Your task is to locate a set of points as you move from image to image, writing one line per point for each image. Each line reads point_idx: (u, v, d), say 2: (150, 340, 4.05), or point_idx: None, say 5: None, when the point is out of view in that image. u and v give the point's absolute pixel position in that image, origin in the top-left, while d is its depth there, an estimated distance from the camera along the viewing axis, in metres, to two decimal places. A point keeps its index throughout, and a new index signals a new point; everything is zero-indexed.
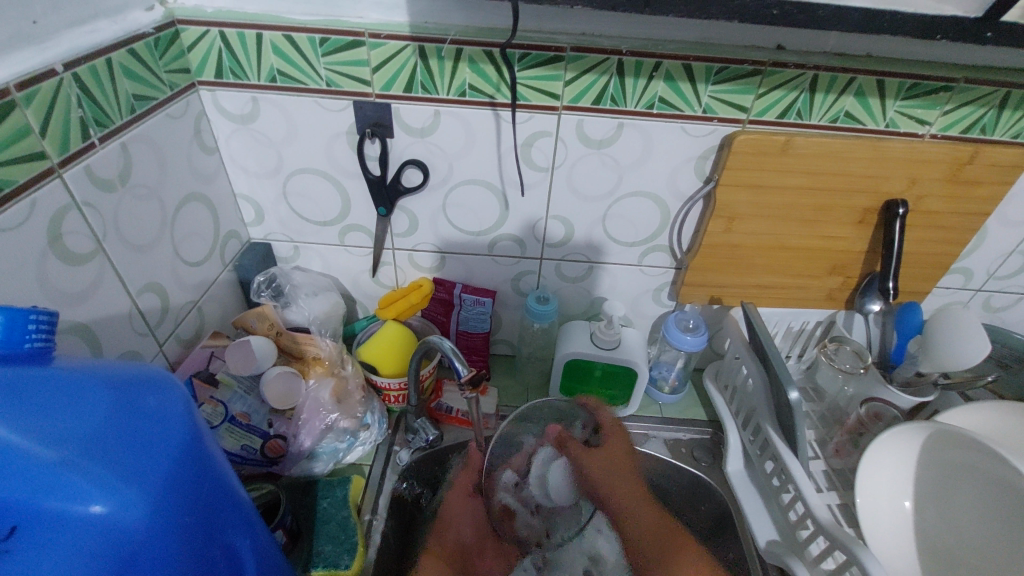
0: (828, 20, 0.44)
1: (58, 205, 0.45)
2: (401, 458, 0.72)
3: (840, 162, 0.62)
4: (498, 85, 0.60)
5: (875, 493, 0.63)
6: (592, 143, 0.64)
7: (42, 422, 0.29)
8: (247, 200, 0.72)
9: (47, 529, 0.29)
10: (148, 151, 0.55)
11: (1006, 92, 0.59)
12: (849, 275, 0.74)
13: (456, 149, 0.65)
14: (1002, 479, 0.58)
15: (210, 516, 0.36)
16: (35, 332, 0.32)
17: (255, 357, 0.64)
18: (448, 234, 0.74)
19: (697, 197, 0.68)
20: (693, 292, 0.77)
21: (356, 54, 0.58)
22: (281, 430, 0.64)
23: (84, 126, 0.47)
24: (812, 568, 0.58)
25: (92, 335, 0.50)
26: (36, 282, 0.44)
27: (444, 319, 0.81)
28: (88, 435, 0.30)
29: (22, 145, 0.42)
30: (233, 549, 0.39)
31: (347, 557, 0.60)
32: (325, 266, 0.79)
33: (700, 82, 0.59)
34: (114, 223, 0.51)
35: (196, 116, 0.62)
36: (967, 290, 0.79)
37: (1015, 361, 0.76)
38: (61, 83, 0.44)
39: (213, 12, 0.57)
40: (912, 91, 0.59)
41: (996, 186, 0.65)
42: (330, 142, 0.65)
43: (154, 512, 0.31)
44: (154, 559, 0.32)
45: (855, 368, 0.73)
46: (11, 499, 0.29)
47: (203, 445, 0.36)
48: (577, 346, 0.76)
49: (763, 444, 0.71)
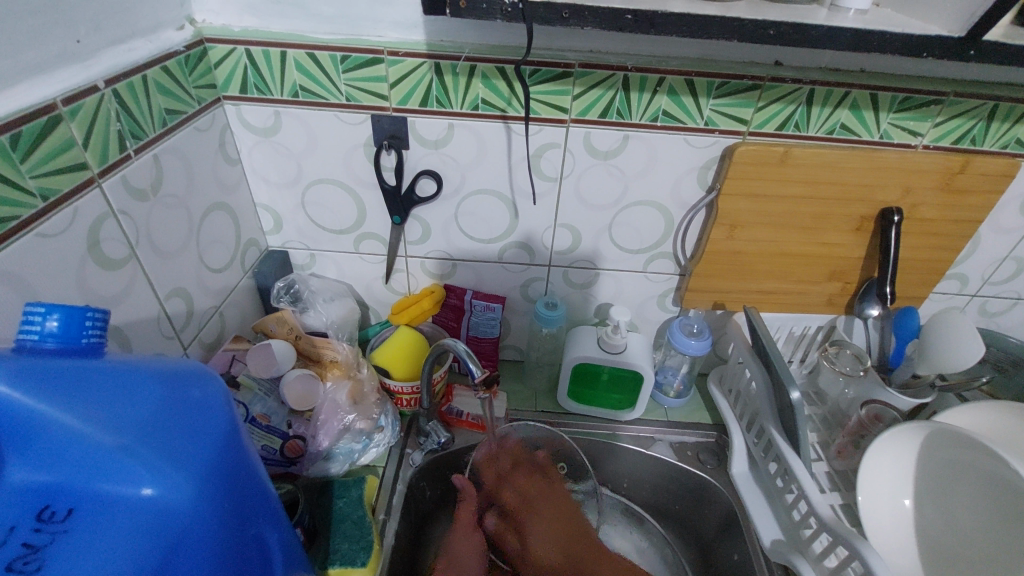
0: (822, 40, 0.47)
1: (97, 213, 0.48)
2: (414, 459, 0.75)
3: (837, 171, 0.65)
4: (509, 100, 0.63)
5: (876, 490, 0.65)
6: (599, 154, 0.67)
7: (98, 412, 0.32)
8: (266, 210, 0.75)
9: (100, 512, 0.32)
10: (177, 161, 0.58)
11: (993, 104, 0.62)
12: (849, 281, 0.76)
13: (469, 160, 0.68)
14: (994, 473, 0.60)
15: (246, 505, 0.38)
16: (91, 327, 0.34)
17: (276, 359, 0.68)
18: (459, 242, 0.77)
19: (700, 206, 0.71)
20: (697, 298, 0.79)
21: (375, 71, 0.61)
22: (300, 431, 0.66)
23: (122, 139, 0.50)
24: (817, 566, 0.60)
25: (123, 336, 0.52)
26: (76, 285, 0.46)
27: (455, 324, 0.84)
28: (140, 422, 0.32)
29: (66, 157, 0.44)
30: (262, 540, 0.41)
31: (364, 554, 0.62)
32: (340, 273, 0.81)
33: (702, 97, 0.62)
34: (145, 230, 0.54)
35: (221, 129, 0.65)
36: (964, 296, 0.82)
37: (1010, 364, 0.78)
38: (102, 99, 0.47)
39: (240, 31, 0.60)
40: (904, 103, 0.62)
41: (988, 195, 0.67)
42: (349, 154, 0.68)
43: (198, 498, 0.33)
44: (198, 544, 0.34)
45: (856, 371, 0.76)
46: (76, 482, 0.32)
47: (241, 437, 0.38)
48: (585, 350, 0.78)
49: (767, 446, 0.72)
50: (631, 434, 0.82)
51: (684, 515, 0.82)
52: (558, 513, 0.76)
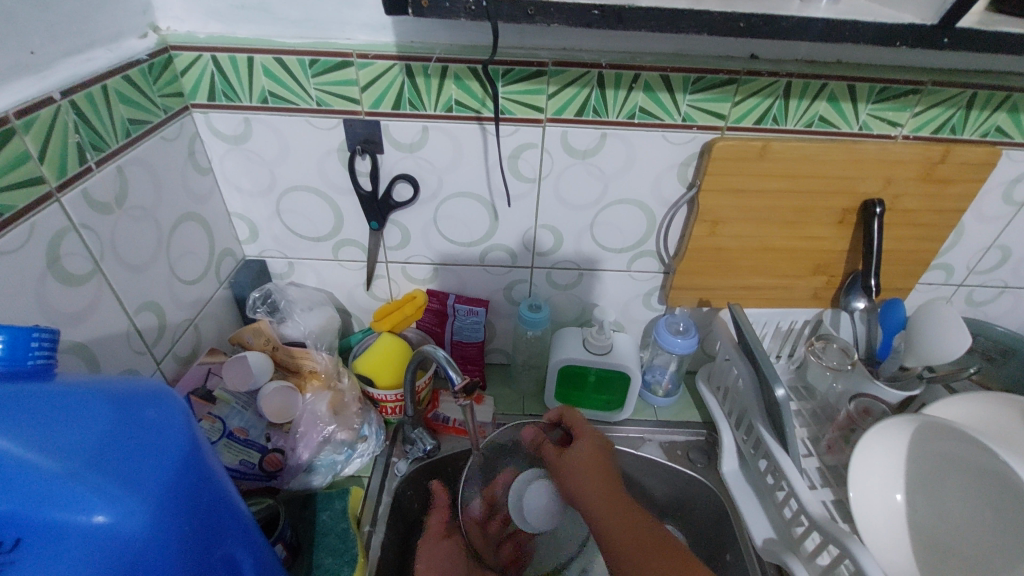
0: (794, 32, 0.46)
1: (56, 228, 0.46)
2: (400, 469, 0.73)
3: (817, 165, 0.64)
4: (483, 100, 0.62)
5: (867, 485, 0.64)
6: (577, 153, 0.66)
7: (42, 438, 0.30)
8: (241, 219, 0.73)
9: (51, 541, 0.30)
10: (143, 172, 0.57)
11: (972, 93, 0.62)
12: (833, 274, 0.76)
13: (445, 163, 0.67)
14: (989, 468, 0.59)
15: (212, 525, 0.37)
16: (38, 349, 0.33)
17: (252, 372, 0.66)
18: (440, 246, 0.76)
19: (681, 203, 0.70)
20: (683, 295, 0.78)
21: (345, 75, 0.60)
22: (280, 444, 0.65)
23: (82, 151, 0.49)
24: (808, 564, 0.59)
25: (90, 353, 0.50)
26: (36, 302, 0.45)
27: (440, 329, 0.83)
28: (92, 447, 0.31)
29: (21, 170, 0.43)
30: (233, 560, 0.40)
31: (348, 568, 0.61)
32: (320, 281, 0.80)
33: (678, 92, 0.61)
34: (111, 243, 0.53)
35: (190, 137, 0.64)
36: (950, 286, 0.81)
37: (999, 353, 0.78)
38: (59, 111, 0.46)
39: (206, 38, 0.59)
40: (882, 94, 0.62)
41: (969, 183, 0.67)
42: (322, 159, 0.67)
43: (155, 522, 0.32)
44: (159, 567, 0.33)
45: (843, 364, 0.75)
46: (18, 513, 0.30)
47: (203, 457, 0.37)
48: (570, 352, 0.77)
49: (756, 443, 0.71)
50: (620, 435, 0.82)
51: (676, 516, 0.81)
52: (603, 479, 0.66)
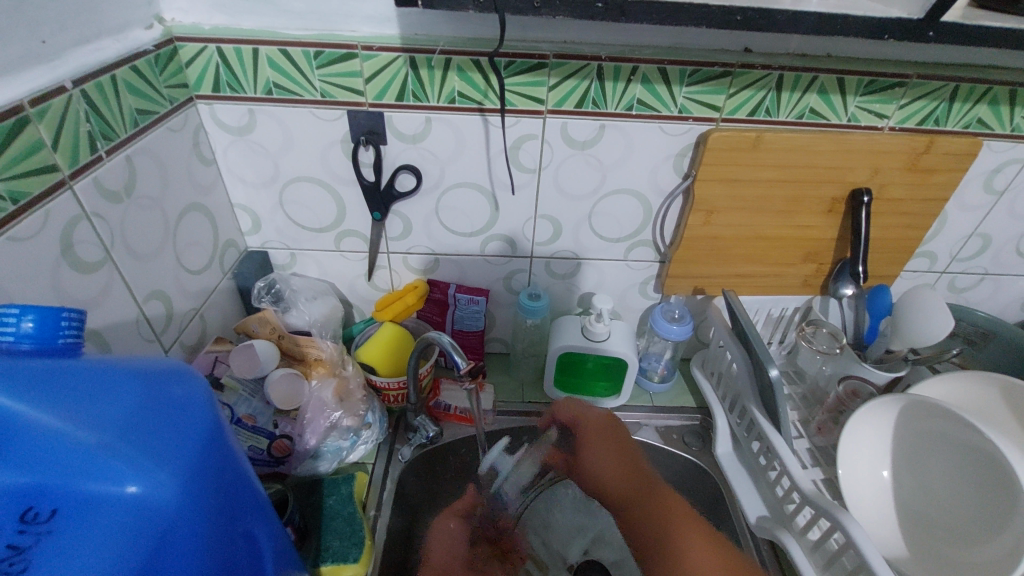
0: (787, 24, 0.48)
1: (69, 214, 0.47)
2: (402, 455, 0.74)
3: (807, 154, 0.67)
4: (486, 92, 0.63)
5: (855, 465, 0.66)
6: (577, 144, 0.68)
7: (76, 411, 0.32)
8: (244, 210, 0.74)
9: (83, 511, 0.32)
10: (150, 162, 0.57)
11: (954, 86, 0.64)
12: (821, 262, 0.78)
13: (447, 154, 0.68)
14: (967, 443, 0.63)
15: (233, 500, 0.38)
16: (66, 328, 0.35)
17: (259, 360, 0.68)
18: (441, 236, 0.77)
19: (677, 192, 0.72)
20: (678, 284, 0.80)
21: (350, 66, 0.61)
22: (287, 430, 0.67)
23: (92, 140, 0.49)
24: (800, 539, 0.62)
25: (102, 339, 0.51)
26: (50, 287, 0.46)
27: (439, 319, 0.84)
28: (124, 421, 0.32)
29: (36, 158, 0.44)
30: (252, 536, 0.41)
31: (356, 550, 0.62)
32: (321, 272, 0.81)
33: (676, 84, 0.63)
34: (121, 232, 0.53)
35: (195, 128, 0.65)
36: (934, 273, 0.84)
37: (979, 337, 0.82)
38: (71, 99, 0.47)
39: (211, 29, 0.60)
40: (870, 86, 0.64)
41: (953, 173, 0.69)
42: (326, 150, 0.68)
43: (183, 495, 0.33)
44: (186, 540, 0.34)
45: (831, 348, 0.78)
46: (53, 483, 0.31)
47: (225, 436, 0.38)
48: (569, 339, 0.78)
49: (749, 425, 0.74)
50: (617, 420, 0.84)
51: None
52: (619, 455, 0.73)
